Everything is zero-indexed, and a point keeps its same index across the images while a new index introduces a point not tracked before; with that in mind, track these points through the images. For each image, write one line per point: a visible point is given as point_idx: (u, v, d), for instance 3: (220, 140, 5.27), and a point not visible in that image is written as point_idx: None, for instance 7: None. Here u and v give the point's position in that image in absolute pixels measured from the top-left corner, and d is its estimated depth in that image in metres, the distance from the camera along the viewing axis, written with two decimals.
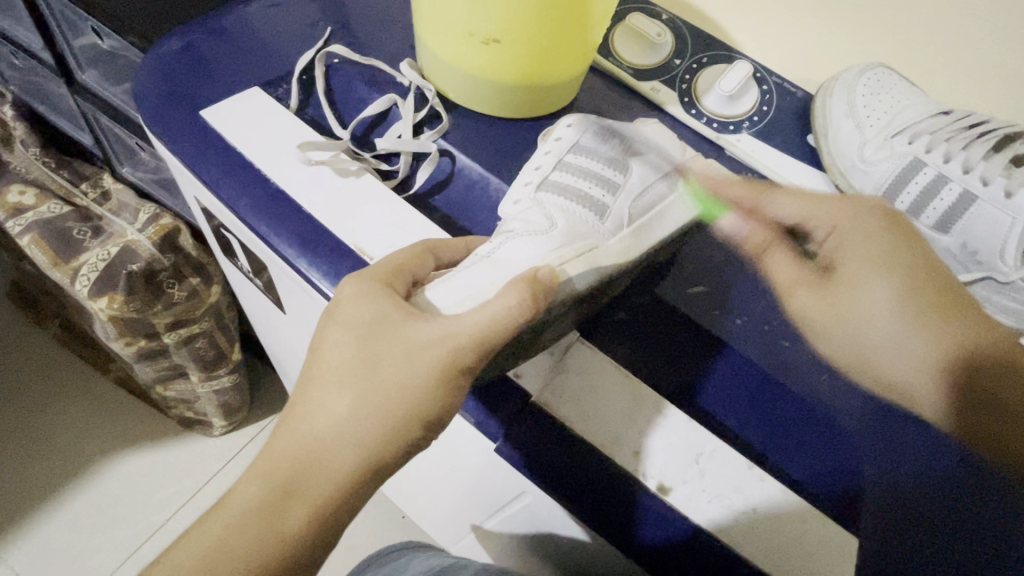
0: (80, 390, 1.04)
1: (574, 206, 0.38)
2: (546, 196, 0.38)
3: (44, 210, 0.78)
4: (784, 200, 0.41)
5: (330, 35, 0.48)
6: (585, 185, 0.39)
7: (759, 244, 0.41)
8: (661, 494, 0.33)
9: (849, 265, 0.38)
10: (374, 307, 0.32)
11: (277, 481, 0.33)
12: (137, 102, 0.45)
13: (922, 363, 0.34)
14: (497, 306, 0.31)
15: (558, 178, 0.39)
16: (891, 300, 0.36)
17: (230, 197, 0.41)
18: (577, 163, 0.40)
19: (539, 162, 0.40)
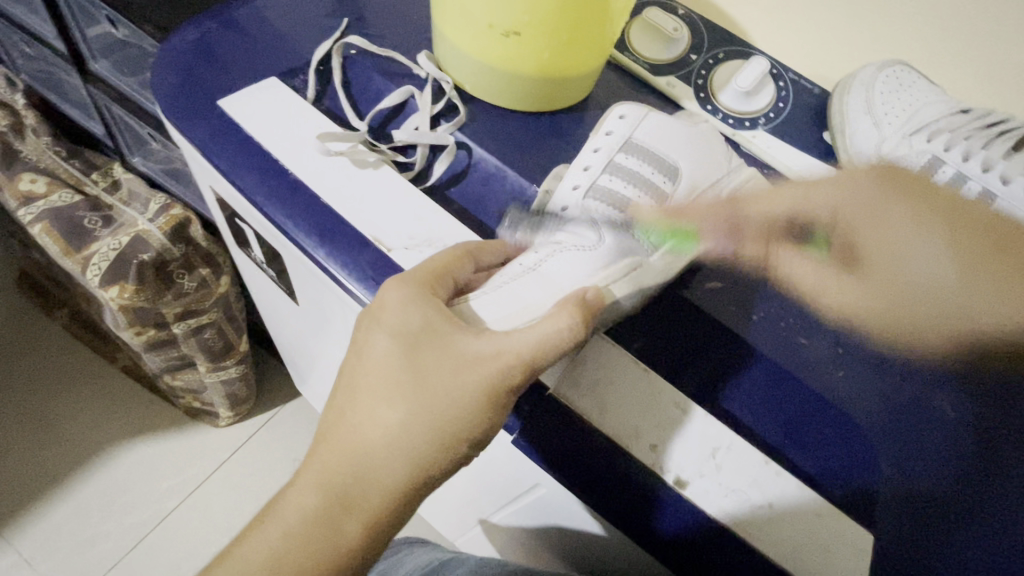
0: (88, 379, 1.04)
1: (619, 218, 0.39)
2: (591, 205, 0.39)
3: (54, 199, 0.78)
4: (758, 201, 0.40)
5: (347, 26, 0.48)
6: (630, 193, 0.39)
7: (760, 252, 0.41)
8: (677, 487, 0.33)
9: (866, 235, 0.37)
10: (423, 316, 0.33)
11: (333, 492, 0.33)
12: (154, 91, 0.45)
13: (944, 273, 0.35)
14: (547, 329, 0.32)
15: (606, 182, 0.39)
16: (937, 258, 0.35)
17: (249, 187, 0.41)
18: (626, 168, 0.39)
19: (588, 162, 0.40)
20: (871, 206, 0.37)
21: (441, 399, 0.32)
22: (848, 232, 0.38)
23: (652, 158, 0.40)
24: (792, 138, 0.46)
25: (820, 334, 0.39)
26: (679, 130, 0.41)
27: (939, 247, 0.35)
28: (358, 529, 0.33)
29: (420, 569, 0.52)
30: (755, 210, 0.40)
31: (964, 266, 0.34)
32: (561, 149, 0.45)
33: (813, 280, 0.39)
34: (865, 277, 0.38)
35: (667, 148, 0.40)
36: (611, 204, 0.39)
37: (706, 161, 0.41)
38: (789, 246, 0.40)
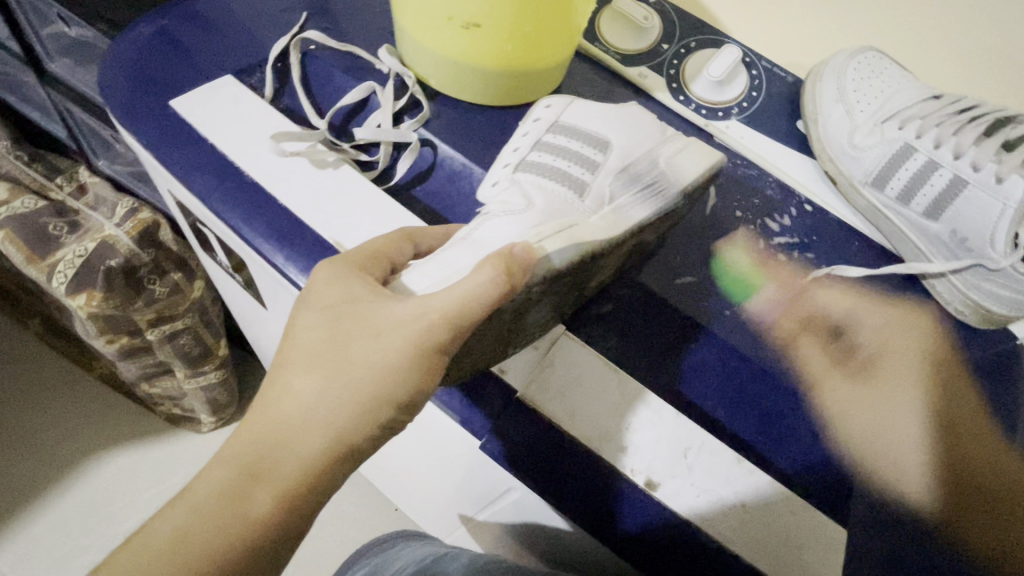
0: (64, 389, 1.02)
1: (552, 184, 0.38)
2: (524, 176, 0.38)
3: (17, 206, 0.75)
4: (825, 293, 0.40)
5: (306, 21, 0.47)
6: (564, 165, 0.38)
7: (788, 332, 0.39)
8: (649, 490, 0.33)
9: (890, 379, 0.37)
10: (346, 290, 0.32)
11: (242, 464, 0.32)
12: (102, 90, 0.43)
13: (922, 474, 0.34)
14: (468, 282, 0.29)
15: (536, 159, 0.39)
16: (916, 455, 0.34)
17: (204, 191, 0.39)
18: (550, 145, 0.39)
19: (513, 149, 0.40)
20: (910, 371, 0.37)
21: (357, 365, 0.31)
22: (879, 352, 0.38)
23: (580, 137, 0.39)
24: (766, 128, 0.46)
25: (794, 328, 0.39)
26: (611, 107, 0.40)
27: (921, 411, 0.36)
28: (270, 501, 0.31)
29: (410, 566, 0.50)
30: (824, 301, 0.40)
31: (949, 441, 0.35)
32: None
33: (827, 380, 0.37)
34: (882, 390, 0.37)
35: (596, 118, 0.40)
36: (541, 178, 0.38)
37: (644, 128, 0.40)
38: (815, 336, 0.39)
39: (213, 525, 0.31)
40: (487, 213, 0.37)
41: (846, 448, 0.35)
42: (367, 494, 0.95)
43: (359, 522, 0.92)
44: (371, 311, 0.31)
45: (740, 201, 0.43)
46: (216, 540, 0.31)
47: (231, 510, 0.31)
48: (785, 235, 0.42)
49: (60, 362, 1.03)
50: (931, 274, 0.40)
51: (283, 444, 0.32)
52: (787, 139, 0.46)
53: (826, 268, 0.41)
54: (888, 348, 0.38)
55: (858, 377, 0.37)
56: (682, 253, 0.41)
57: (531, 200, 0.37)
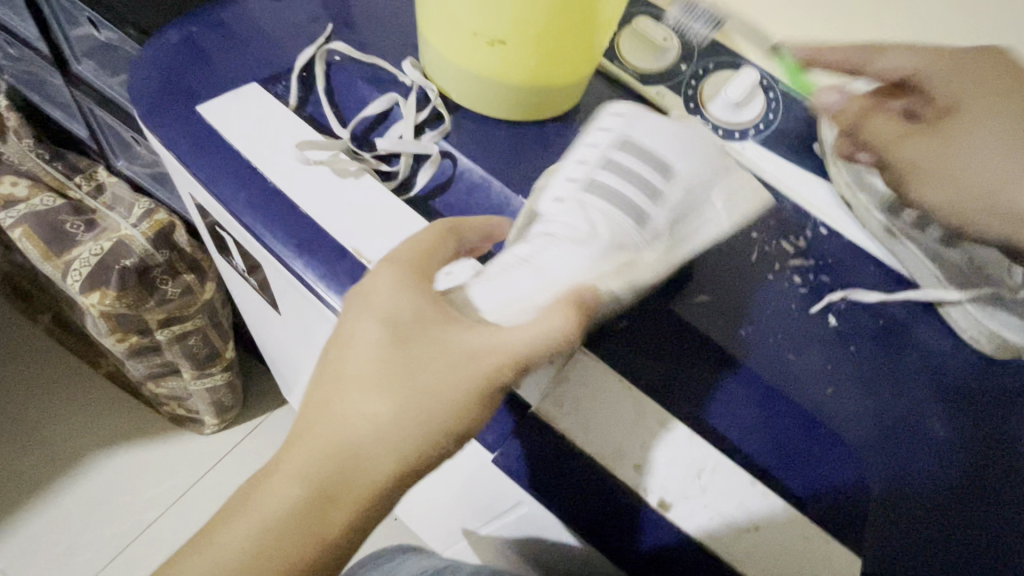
0: (70, 386, 1.02)
1: (620, 213, 0.35)
2: (591, 197, 0.35)
3: (36, 202, 0.76)
4: (895, 54, 0.42)
5: (331, 32, 0.48)
6: (630, 189, 0.35)
7: (854, 114, 0.42)
8: (661, 510, 0.33)
9: (971, 111, 0.40)
10: (412, 302, 0.32)
11: (299, 483, 0.32)
12: (131, 94, 0.44)
13: (992, 156, 0.39)
14: (543, 323, 0.31)
15: (604, 179, 0.35)
16: (995, 141, 0.39)
17: (227, 196, 0.40)
18: (618, 163, 0.36)
19: (578, 162, 0.37)
20: (987, 95, 0.40)
21: (426, 395, 0.32)
22: (955, 95, 0.41)
23: (657, 165, 0.36)
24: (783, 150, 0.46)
25: (810, 350, 0.39)
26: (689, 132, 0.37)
27: (989, 135, 0.39)
28: (339, 524, 0.32)
29: None
30: (881, 65, 0.42)
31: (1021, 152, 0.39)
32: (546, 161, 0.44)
33: (906, 139, 0.40)
34: (966, 130, 0.39)
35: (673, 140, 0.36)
36: (608, 205, 0.35)
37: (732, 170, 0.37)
38: (881, 112, 0.42)
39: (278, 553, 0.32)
40: (550, 234, 0.35)
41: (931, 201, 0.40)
42: None
43: None
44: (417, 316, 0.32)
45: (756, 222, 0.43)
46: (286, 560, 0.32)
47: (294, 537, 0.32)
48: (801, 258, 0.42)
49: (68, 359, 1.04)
50: (948, 301, 0.40)
51: (308, 448, 0.32)
52: (803, 161, 0.46)
53: (842, 291, 0.41)
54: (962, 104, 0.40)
55: (950, 128, 0.40)
56: (699, 269, 0.41)
57: (597, 228, 0.34)
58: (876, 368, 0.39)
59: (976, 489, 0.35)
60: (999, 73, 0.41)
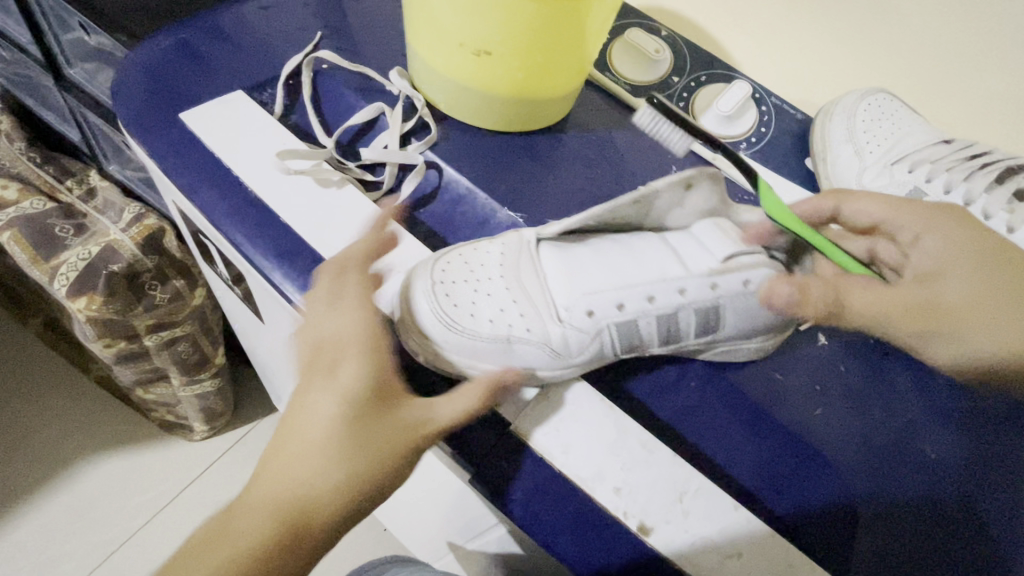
0: (58, 391, 1.01)
1: (627, 333, 0.34)
2: (613, 328, 0.34)
3: (25, 206, 0.75)
4: (867, 202, 0.39)
5: (320, 40, 0.47)
6: (655, 318, 0.34)
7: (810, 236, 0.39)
8: (642, 535, 0.31)
9: (936, 330, 0.37)
10: (372, 372, 0.32)
11: (251, 537, 0.30)
12: (115, 100, 0.44)
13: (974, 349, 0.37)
14: (455, 408, 0.32)
15: (644, 319, 0.34)
16: (970, 297, 0.37)
17: (207, 205, 0.39)
18: (640, 327, 0.34)
19: (655, 319, 0.34)
20: (974, 304, 0.36)
21: (384, 459, 0.31)
22: (916, 260, 0.38)
23: (684, 314, 0.35)
24: (775, 164, 0.46)
25: (798, 369, 0.38)
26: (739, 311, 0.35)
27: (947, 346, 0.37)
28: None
29: None
30: (853, 209, 0.39)
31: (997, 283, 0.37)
32: (533, 174, 0.43)
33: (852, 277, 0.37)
34: (946, 322, 0.36)
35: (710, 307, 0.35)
36: (626, 318, 0.34)
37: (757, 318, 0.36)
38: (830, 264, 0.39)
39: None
40: (541, 316, 0.33)
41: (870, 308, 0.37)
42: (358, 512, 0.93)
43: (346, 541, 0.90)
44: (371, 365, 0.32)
45: None
46: None
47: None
48: None
49: (57, 363, 1.03)
50: None
51: (260, 520, 0.30)
52: (796, 175, 0.46)
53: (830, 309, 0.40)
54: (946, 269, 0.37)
55: (936, 296, 0.37)
56: None
57: (575, 347, 0.33)
58: (864, 384, 0.38)
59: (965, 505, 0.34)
60: (964, 229, 0.38)
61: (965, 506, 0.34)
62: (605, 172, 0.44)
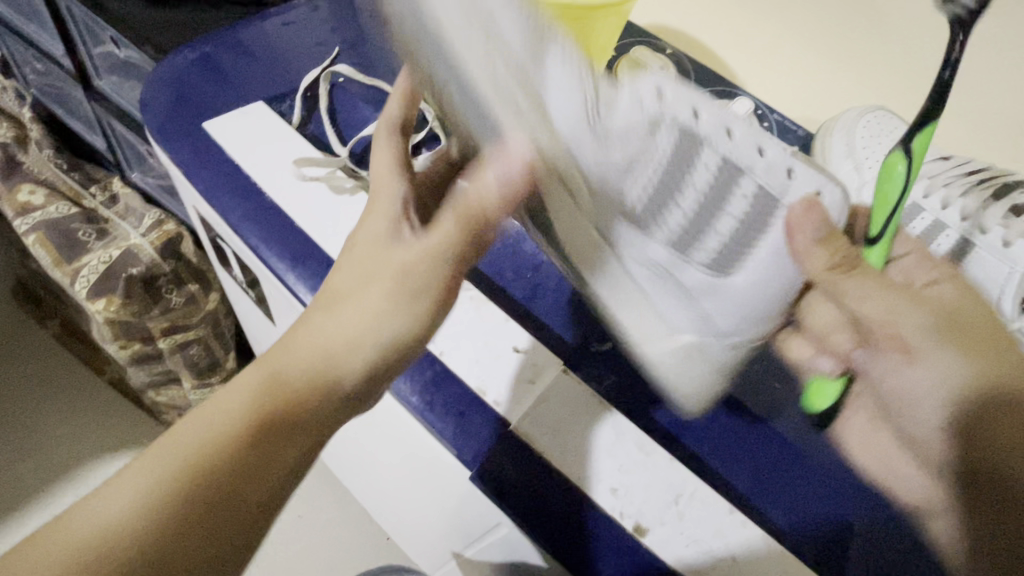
0: (71, 391, 1.03)
1: (653, 180, 0.27)
2: (663, 130, 0.27)
3: (51, 210, 0.80)
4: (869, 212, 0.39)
5: (338, 55, 0.49)
6: (675, 221, 0.28)
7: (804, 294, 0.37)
8: (637, 535, 0.32)
9: (923, 362, 0.34)
10: (377, 225, 0.36)
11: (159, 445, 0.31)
12: (142, 108, 0.46)
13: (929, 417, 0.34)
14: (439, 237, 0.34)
15: (700, 175, 0.28)
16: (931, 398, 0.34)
17: (225, 208, 0.41)
18: (665, 179, 0.27)
19: (699, 180, 0.28)
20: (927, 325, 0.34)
21: (293, 357, 0.34)
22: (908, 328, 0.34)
23: (715, 208, 0.28)
24: None
25: (796, 380, 0.39)
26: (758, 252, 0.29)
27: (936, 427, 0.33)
28: (196, 501, 0.29)
29: None
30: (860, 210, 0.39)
31: (978, 368, 0.32)
32: None
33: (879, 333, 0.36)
34: (925, 356, 0.34)
35: (735, 222, 0.28)
36: (647, 166, 0.27)
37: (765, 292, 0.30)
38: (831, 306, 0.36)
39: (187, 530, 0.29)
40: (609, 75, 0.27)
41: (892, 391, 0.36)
42: (361, 520, 0.93)
43: (348, 549, 0.91)
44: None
45: None
46: (101, 530, 0.28)
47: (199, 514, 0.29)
48: None
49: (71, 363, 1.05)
50: None
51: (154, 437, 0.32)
52: None
53: None
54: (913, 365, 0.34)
55: (909, 350, 0.35)
56: None
57: (616, 192, 0.27)
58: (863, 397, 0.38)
59: None
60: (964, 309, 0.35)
61: None
62: None
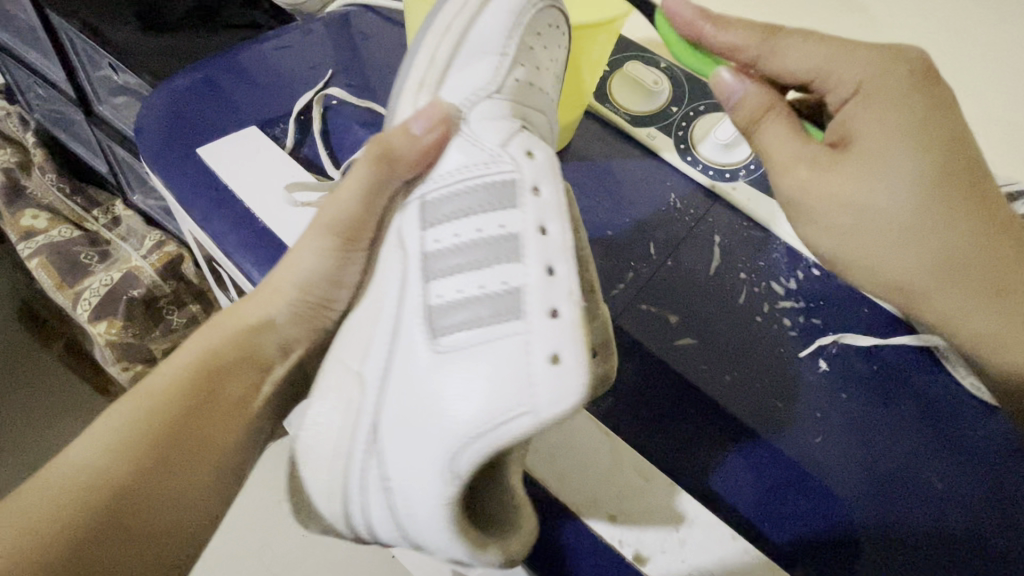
0: (47, 416, 0.95)
1: (479, 206, 0.34)
2: (466, 173, 0.35)
3: (54, 234, 0.81)
4: (799, 44, 0.32)
5: (331, 78, 0.50)
6: (459, 239, 0.34)
7: (759, 107, 0.33)
8: (639, 566, 0.31)
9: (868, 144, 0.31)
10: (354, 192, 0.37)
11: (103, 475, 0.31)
12: (138, 134, 0.46)
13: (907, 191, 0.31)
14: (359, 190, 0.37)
15: (461, 207, 0.34)
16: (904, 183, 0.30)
17: (218, 232, 0.42)
18: (479, 253, 0.33)
19: (482, 235, 0.33)
20: (893, 131, 0.30)
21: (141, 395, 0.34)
22: (855, 122, 0.32)
23: (476, 243, 0.33)
24: None
25: (798, 399, 0.38)
26: (486, 372, 0.30)
27: (920, 159, 0.30)
28: (129, 510, 0.31)
29: None
30: (790, 60, 0.33)
31: (924, 208, 0.31)
32: None
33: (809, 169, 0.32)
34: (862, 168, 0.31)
35: (486, 350, 0.31)
36: (477, 234, 0.33)
37: (439, 395, 0.31)
38: (781, 113, 0.33)
39: (94, 553, 0.29)
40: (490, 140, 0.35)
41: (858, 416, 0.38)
42: None
43: None
44: (210, 375, 0.37)
45: (744, 262, 0.43)
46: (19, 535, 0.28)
47: (122, 527, 0.30)
48: (790, 299, 0.42)
49: (53, 383, 0.98)
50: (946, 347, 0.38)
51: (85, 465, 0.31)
52: None
53: (833, 336, 0.40)
54: (863, 84, 0.31)
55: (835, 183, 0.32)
56: (684, 314, 0.41)
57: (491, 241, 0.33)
58: (867, 415, 0.38)
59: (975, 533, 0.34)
60: (910, 87, 0.31)
61: (974, 543, 0.34)
62: (602, 200, 0.46)
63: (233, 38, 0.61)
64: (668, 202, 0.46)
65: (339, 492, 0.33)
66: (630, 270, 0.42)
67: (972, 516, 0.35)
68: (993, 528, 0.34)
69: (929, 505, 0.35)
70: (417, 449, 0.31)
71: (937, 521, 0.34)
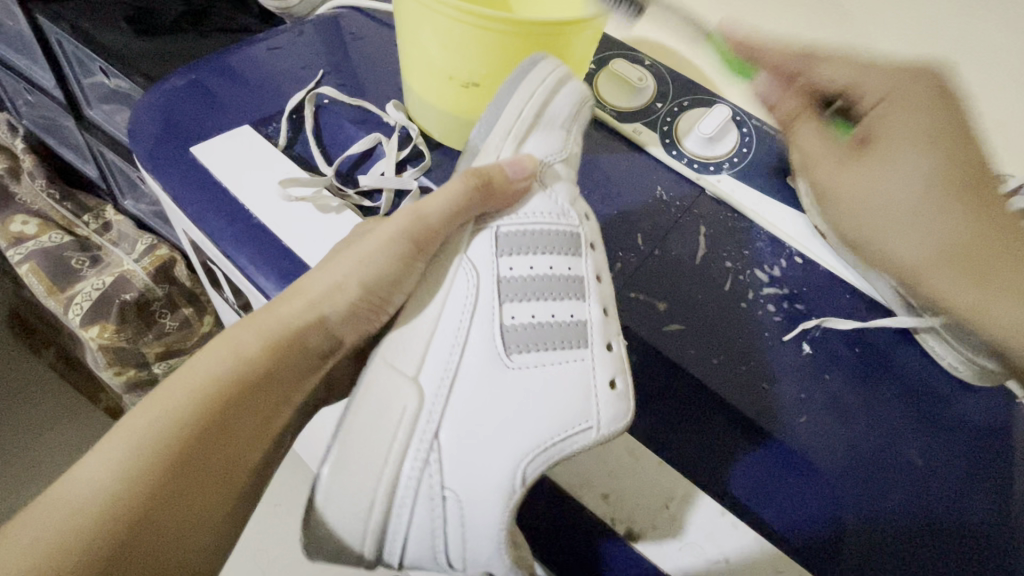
0: (38, 424, 0.94)
1: (549, 246, 0.38)
2: (542, 210, 0.39)
3: (44, 240, 0.80)
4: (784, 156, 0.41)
5: (323, 77, 0.51)
6: (525, 271, 0.37)
7: (725, 221, 0.44)
8: (630, 541, 0.33)
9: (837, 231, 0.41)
10: (445, 203, 0.36)
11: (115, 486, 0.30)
12: (132, 134, 0.46)
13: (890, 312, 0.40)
14: (446, 197, 0.36)
15: (531, 241, 0.38)
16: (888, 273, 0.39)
17: (213, 230, 0.42)
18: (549, 288, 0.37)
19: (549, 273, 0.38)
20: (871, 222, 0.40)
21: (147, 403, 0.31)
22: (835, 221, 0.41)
23: (542, 278, 0.38)
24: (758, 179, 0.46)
25: (781, 380, 0.39)
26: (558, 386, 0.36)
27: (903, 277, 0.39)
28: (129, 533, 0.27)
29: None
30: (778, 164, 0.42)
31: (962, 336, 0.35)
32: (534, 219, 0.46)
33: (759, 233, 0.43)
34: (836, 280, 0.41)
35: (550, 371, 0.37)
36: (547, 271, 0.38)
37: (516, 405, 0.36)
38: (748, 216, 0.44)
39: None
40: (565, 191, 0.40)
41: (841, 398, 0.39)
42: None
43: None
44: None
45: (730, 250, 0.44)
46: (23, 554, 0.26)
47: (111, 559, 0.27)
48: (775, 285, 0.43)
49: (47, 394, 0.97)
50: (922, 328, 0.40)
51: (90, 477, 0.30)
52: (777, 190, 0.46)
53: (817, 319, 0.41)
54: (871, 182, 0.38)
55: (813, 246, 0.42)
56: (674, 301, 0.42)
57: (556, 283, 0.38)
58: (853, 395, 0.39)
59: (953, 508, 0.35)
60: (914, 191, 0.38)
61: (953, 517, 0.35)
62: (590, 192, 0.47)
63: (223, 40, 0.62)
64: (655, 194, 0.46)
65: (367, 504, 0.34)
66: (619, 260, 0.44)
67: (951, 493, 0.36)
68: (971, 502, 0.36)
69: (909, 480, 0.36)
70: (486, 456, 0.35)
71: (916, 497, 0.35)
